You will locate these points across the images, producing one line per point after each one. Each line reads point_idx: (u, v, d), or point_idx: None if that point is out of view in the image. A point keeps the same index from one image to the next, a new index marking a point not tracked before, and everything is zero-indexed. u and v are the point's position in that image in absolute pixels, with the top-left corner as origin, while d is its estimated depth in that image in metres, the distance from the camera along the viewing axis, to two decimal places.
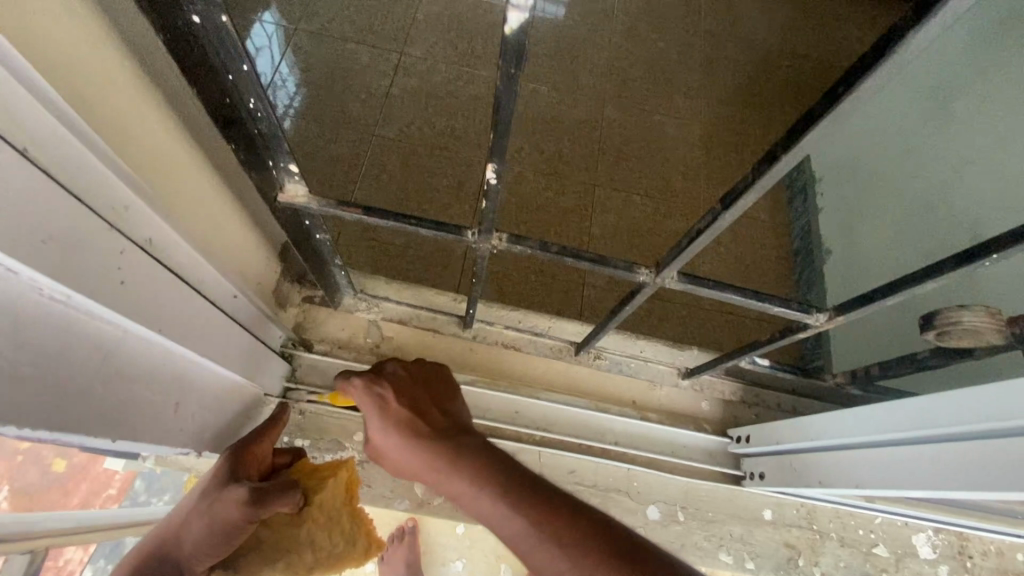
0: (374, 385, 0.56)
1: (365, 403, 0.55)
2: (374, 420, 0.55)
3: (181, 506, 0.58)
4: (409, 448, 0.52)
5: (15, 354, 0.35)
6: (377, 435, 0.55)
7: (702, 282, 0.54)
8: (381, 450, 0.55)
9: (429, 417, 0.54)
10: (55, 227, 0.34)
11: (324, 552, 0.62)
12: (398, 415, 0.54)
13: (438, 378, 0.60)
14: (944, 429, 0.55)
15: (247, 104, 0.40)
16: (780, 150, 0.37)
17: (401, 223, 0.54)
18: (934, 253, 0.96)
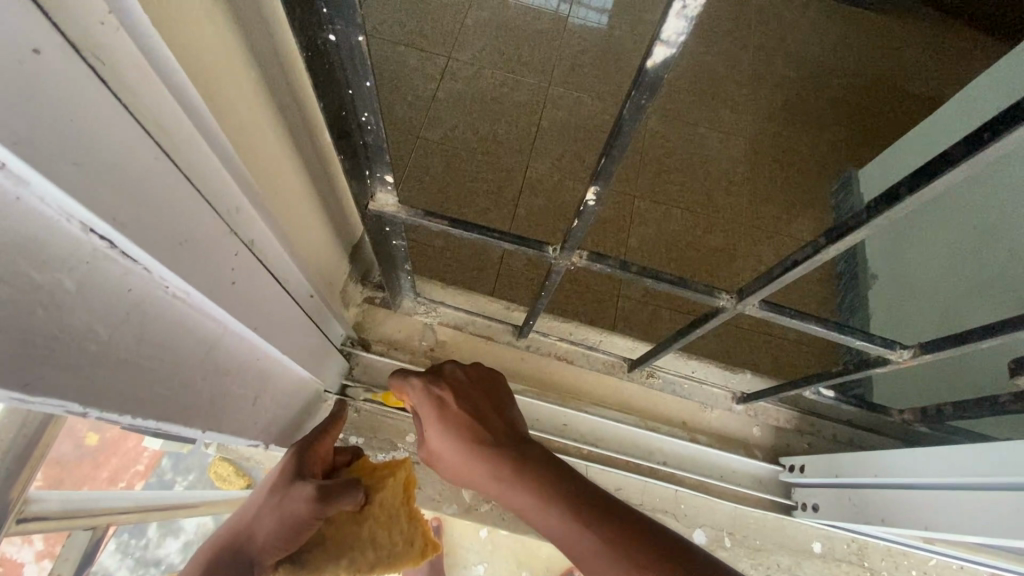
0: (435, 386, 0.61)
1: (427, 406, 0.60)
2: (434, 423, 0.59)
3: (250, 503, 0.58)
4: (475, 456, 0.56)
5: (140, 347, 0.37)
6: (439, 440, 0.59)
7: (782, 311, 0.54)
8: (439, 451, 0.59)
9: (489, 424, 0.58)
10: (191, 230, 0.35)
11: (384, 551, 0.62)
12: (458, 417, 0.58)
13: (492, 383, 0.63)
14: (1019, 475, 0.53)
15: (360, 116, 0.41)
16: (906, 191, 0.36)
17: (484, 235, 0.55)
18: (990, 294, 0.97)
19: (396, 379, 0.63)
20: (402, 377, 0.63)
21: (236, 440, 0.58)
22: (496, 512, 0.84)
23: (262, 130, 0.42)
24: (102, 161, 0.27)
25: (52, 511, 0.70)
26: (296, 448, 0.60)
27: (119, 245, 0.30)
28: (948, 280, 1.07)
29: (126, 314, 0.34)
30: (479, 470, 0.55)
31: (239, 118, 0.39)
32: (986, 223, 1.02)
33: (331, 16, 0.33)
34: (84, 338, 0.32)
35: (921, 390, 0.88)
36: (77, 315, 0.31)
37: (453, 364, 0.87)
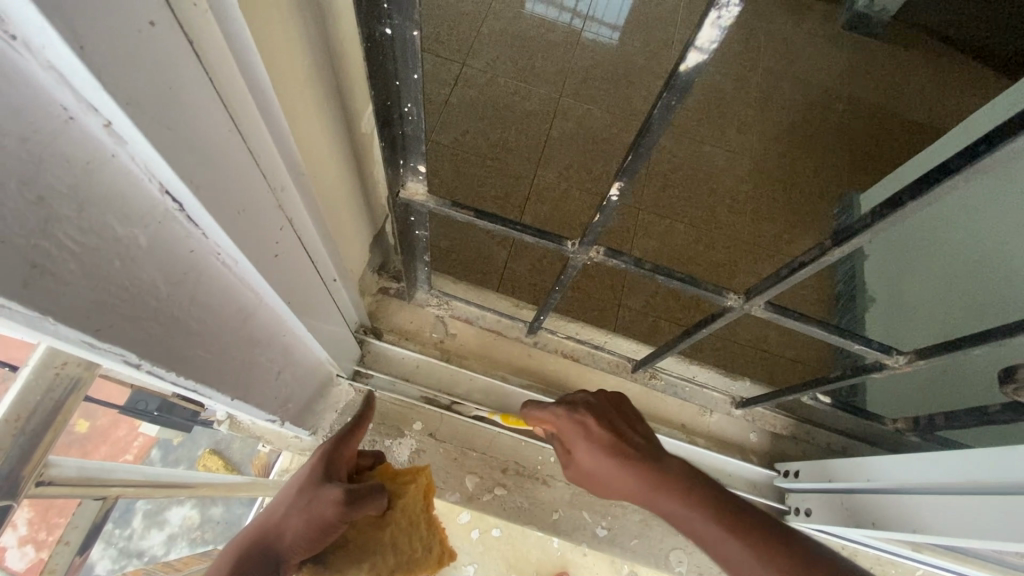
0: (573, 412, 0.71)
1: (576, 431, 0.69)
2: (585, 449, 0.68)
3: (276, 503, 0.59)
4: (641, 476, 0.64)
5: (191, 309, 0.39)
6: (593, 463, 0.68)
7: (786, 314, 0.57)
8: (595, 473, 0.68)
9: (637, 444, 0.67)
10: (248, 200, 0.38)
11: (404, 557, 0.65)
12: (607, 440, 0.67)
13: (617, 402, 0.73)
14: (1001, 479, 0.56)
15: (402, 107, 0.45)
16: (908, 198, 0.38)
17: (506, 227, 0.58)
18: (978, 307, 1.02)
19: (531, 408, 0.76)
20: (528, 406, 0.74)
21: (256, 413, 0.60)
22: (497, 501, 0.86)
23: (309, 114, 0.45)
24: (186, 127, 0.29)
25: (61, 477, 0.70)
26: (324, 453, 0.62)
27: (187, 208, 0.33)
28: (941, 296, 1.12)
29: (183, 275, 0.37)
30: (636, 489, 0.64)
31: (293, 100, 0.41)
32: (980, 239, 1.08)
33: (390, 12, 0.36)
34: (148, 294, 0.34)
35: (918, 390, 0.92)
36: (145, 271, 0.33)
37: (461, 357, 0.90)
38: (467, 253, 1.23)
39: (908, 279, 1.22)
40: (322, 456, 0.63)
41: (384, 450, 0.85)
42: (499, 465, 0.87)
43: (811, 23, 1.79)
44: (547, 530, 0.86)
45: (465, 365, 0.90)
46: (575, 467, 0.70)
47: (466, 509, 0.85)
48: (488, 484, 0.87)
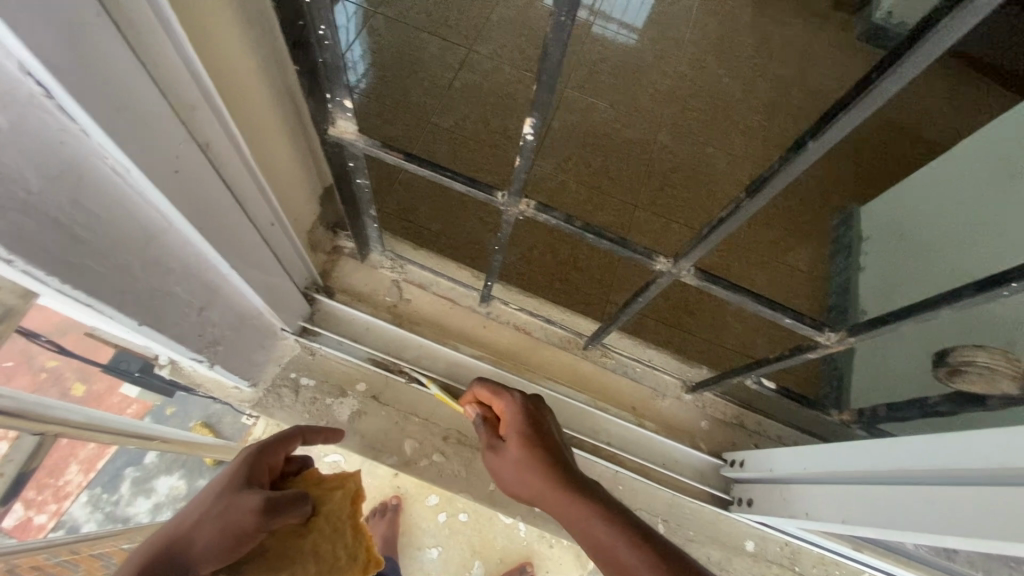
0: (518, 407, 0.72)
1: (518, 416, 0.71)
2: (518, 434, 0.69)
3: (187, 515, 0.53)
4: (556, 482, 0.64)
5: (72, 212, 0.39)
6: (514, 463, 0.68)
7: (716, 282, 0.55)
8: (513, 472, 0.68)
9: (561, 453, 0.68)
10: (134, 101, 0.37)
11: (326, 566, 0.59)
12: (541, 433, 0.69)
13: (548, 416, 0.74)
14: (927, 466, 0.54)
15: (317, 30, 0.44)
16: (808, 138, 0.36)
17: (434, 172, 0.57)
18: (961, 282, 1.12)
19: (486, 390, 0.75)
20: (482, 386, 0.75)
21: (176, 349, 0.60)
22: (435, 468, 0.86)
23: (223, 30, 0.44)
24: None
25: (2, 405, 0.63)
26: (246, 458, 0.58)
27: (54, 93, 0.32)
28: (928, 284, 1.21)
29: (61, 171, 0.37)
30: (546, 483, 0.64)
31: (197, 7, 0.40)
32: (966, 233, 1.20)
33: None
34: (11, 181, 0.34)
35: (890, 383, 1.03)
36: (6, 154, 0.33)
37: (414, 323, 0.89)
38: (471, 238, 1.30)
39: (897, 277, 1.30)
40: (242, 463, 0.59)
41: (325, 408, 0.85)
42: (440, 432, 0.87)
43: (830, 32, 1.76)
44: (483, 501, 0.86)
45: (415, 330, 0.88)
46: (500, 449, 0.70)
47: (402, 473, 0.84)
48: (427, 450, 0.86)
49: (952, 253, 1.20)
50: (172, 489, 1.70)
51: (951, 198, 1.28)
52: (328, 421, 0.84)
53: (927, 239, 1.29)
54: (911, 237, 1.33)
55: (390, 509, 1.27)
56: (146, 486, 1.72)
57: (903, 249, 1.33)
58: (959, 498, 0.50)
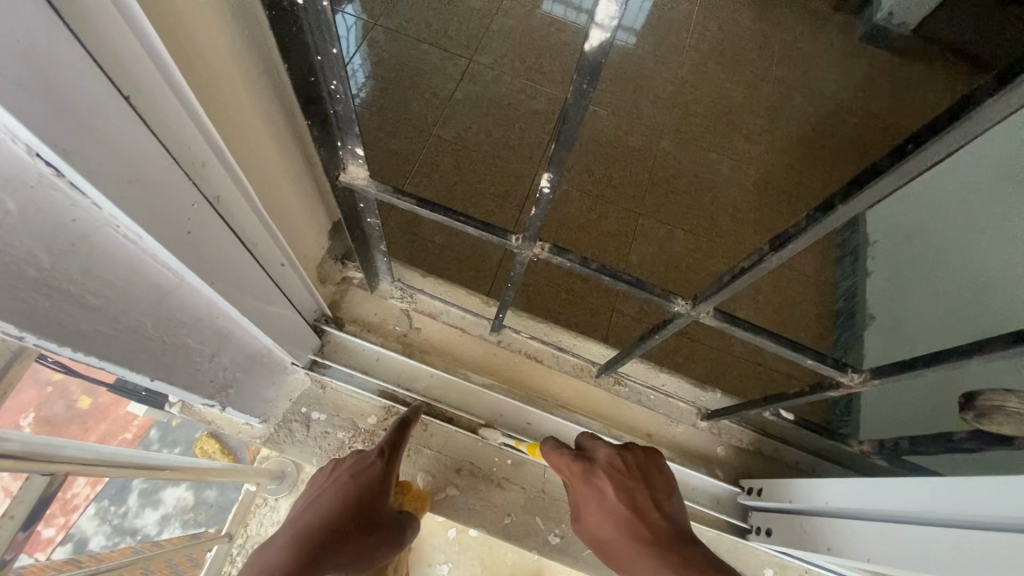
0: (591, 472, 0.74)
1: (587, 494, 0.74)
2: (594, 503, 0.73)
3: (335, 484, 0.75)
4: (633, 544, 0.69)
5: (86, 283, 0.38)
6: (598, 523, 0.73)
7: (736, 323, 0.54)
8: (602, 534, 0.73)
9: (643, 515, 0.71)
10: (145, 171, 0.36)
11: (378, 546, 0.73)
12: (624, 509, 0.71)
13: (648, 467, 0.76)
14: (951, 511, 0.53)
15: (328, 84, 0.42)
16: (838, 201, 0.35)
17: (449, 218, 0.56)
18: (973, 304, 1.10)
19: (550, 448, 0.77)
20: (553, 443, 0.78)
21: (189, 395, 0.59)
22: (448, 501, 0.84)
23: (235, 85, 0.43)
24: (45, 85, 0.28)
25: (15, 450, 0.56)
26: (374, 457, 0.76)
27: (65, 174, 0.31)
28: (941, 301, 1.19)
29: (72, 245, 0.36)
30: (631, 545, 0.69)
31: (208, 70, 0.40)
32: (970, 244, 1.17)
33: None
34: (22, 263, 0.33)
35: (902, 411, 1.02)
36: (18, 237, 0.32)
37: (424, 352, 0.88)
38: (476, 254, 1.29)
39: (907, 292, 1.28)
40: (379, 482, 0.75)
41: (337, 443, 0.85)
42: (452, 465, 0.86)
43: (827, 33, 1.73)
44: (498, 534, 0.84)
45: (426, 360, 0.88)
46: (582, 520, 0.76)
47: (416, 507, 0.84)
48: (440, 483, 0.85)
49: (966, 263, 1.16)
50: (180, 500, 1.57)
51: (950, 205, 1.24)
52: (343, 455, 0.84)
53: (932, 249, 1.26)
54: (915, 246, 1.30)
55: None
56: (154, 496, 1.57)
57: (909, 259, 1.30)
58: (983, 544, 0.48)
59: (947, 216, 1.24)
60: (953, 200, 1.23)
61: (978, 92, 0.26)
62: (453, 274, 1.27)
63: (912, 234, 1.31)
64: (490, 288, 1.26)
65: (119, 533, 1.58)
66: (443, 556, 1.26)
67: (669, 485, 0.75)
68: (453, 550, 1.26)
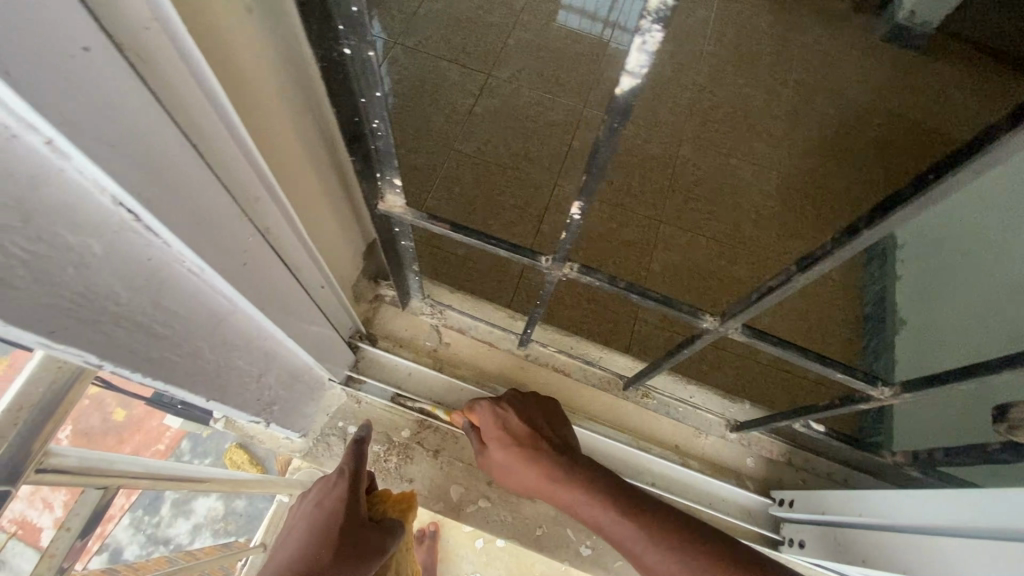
0: (498, 405, 0.79)
1: (490, 422, 0.78)
2: (497, 433, 0.78)
3: (307, 515, 0.72)
4: (539, 470, 0.73)
5: (155, 313, 0.41)
6: (499, 451, 0.77)
7: (764, 338, 0.55)
8: (503, 464, 0.77)
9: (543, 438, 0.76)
10: (209, 211, 0.39)
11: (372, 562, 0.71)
12: (531, 438, 0.76)
13: (546, 405, 0.82)
14: (987, 524, 0.53)
15: (370, 123, 0.45)
16: (862, 226, 0.37)
17: (482, 242, 0.59)
18: (1008, 312, 1.07)
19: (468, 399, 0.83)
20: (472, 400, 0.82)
21: (237, 413, 0.62)
22: (480, 513, 0.86)
23: (283, 124, 0.46)
24: (133, 145, 0.31)
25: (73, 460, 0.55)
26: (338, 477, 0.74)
27: (143, 219, 0.34)
28: (977, 308, 1.15)
29: (144, 282, 0.39)
30: (542, 478, 0.73)
31: (261, 113, 0.43)
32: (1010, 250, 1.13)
33: (345, 33, 0.37)
34: (104, 299, 0.36)
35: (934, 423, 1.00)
36: (103, 277, 0.35)
37: (454, 366, 0.91)
38: (497, 266, 1.32)
39: (942, 298, 1.25)
40: (350, 494, 0.73)
41: (372, 456, 0.87)
42: (484, 477, 0.88)
43: (846, 35, 1.72)
44: (529, 546, 0.86)
45: (457, 374, 0.90)
46: (484, 455, 0.79)
47: (450, 519, 0.86)
48: (473, 495, 0.87)
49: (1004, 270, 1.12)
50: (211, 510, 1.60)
51: (986, 209, 1.20)
52: (377, 468, 0.87)
53: (972, 254, 1.22)
54: (955, 250, 1.26)
55: (428, 536, 1.26)
56: (188, 505, 1.61)
57: (947, 263, 1.27)
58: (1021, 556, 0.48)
59: (985, 220, 1.20)
60: (991, 203, 1.19)
61: (993, 127, 0.28)
62: (476, 287, 1.29)
63: (949, 238, 1.28)
64: (511, 300, 1.29)
65: (154, 541, 1.54)
66: (473, 564, 1.28)
67: (564, 420, 0.81)
68: (481, 559, 1.28)
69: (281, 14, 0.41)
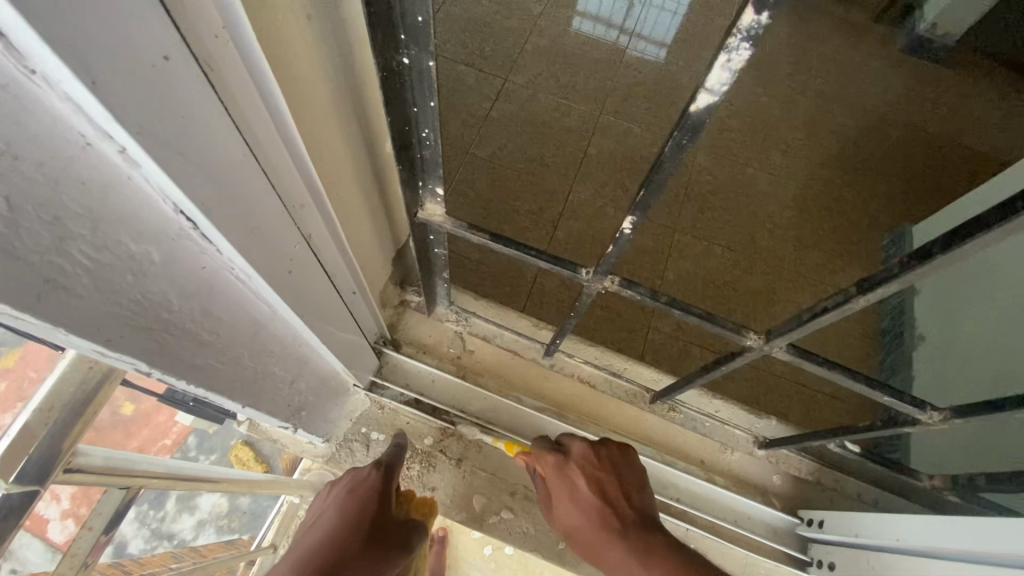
0: (566, 464, 0.76)
1: (560, 482, 0.76)
2: (566, 495, 0.75)
3: (336, 500, 0.74)
4: (599, 534, 0.71)
5: (203, 320, 0.41)
6: (568, 512, 0.75)
7: (810, 358, 0.54)
8: (571, 524, 0.75)
9: (611, 505, 0.73)
10: (262, 220, 0.39)
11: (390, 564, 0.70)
12: (598, 501, 0.73)
13: (620, 458, 0.77)
14: None
15: (420, 132, 0.45)
16: (936, 251, 0.36)
17: (522, 253, 0.58)
18: None
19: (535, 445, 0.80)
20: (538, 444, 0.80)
21: (268, 418, 0.61)
22: (503, 525, 0.86)
23: (330, 130, 0.46)
24: (201, 154, 0.30)
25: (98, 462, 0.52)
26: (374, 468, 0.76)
27: (201, 228, 0.34)
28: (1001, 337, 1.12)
29: (195, 289, 0.38)
30: (605, 544, 0.70)
31: (312, 120, 0.42)
32: None
33: (405, 42, 0.36)
34: (157, 306, 0.36)
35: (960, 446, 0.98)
36: (157, 284, 0.35)
37: (478, 374, 0.90)
38: (514, 271, 1.31)
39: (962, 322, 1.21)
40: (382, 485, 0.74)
41: None
42: (507, 488, 0.87)
43: (868, 44, 1.69)
44: (552, 559, 0.85)
45: (481, 383, 0.89)
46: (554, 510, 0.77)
47: (472, 529, 0.85)
48: (496, 506, 0.86)
49: None
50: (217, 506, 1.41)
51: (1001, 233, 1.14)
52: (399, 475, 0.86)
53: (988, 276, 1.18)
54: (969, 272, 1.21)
55: (437, 541, 1.26)
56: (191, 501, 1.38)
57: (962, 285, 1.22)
58: None
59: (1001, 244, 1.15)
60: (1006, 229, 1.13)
61: None
62: (493, 292, 1.29)
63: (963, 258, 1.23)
64: (527, 307, 1.28)
65: None
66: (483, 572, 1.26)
67: (642, 480, 0.76)
68: (491, 566, 1.26)
69: (335, 20, 0.41)
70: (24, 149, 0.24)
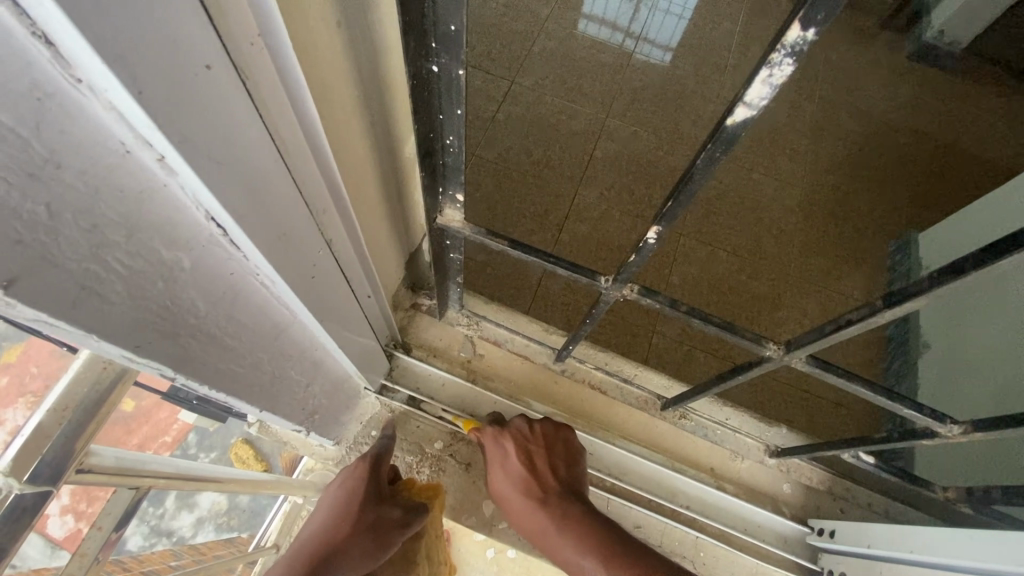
0: (502, 438, 0.79)
1: (493, 455, 0.79)
2: (497, 465, 0.79)
3: (329, 493, 0.73)
4: (526, 502, 0.77)
5: (227, 325, 0.41)
6: (497, 480, 0.79)
7: (830, 369, 0.54)
8: (498, 490, 0.80)
9: (539, 478, 0.77)
10: (289, 226, 0.39)
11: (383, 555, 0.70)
12: (528, 474, 0.77)
13: (555, 434, 0.81)
14: None
15: (445, 138, 0.45)
16: (970, 265, 0.36)
17: (541, 260, 0.58)
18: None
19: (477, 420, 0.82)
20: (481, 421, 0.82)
21: (283, 422, 0.61)
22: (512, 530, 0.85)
23: (354, 136, 0.46)
24: (236, 161, 0.30)
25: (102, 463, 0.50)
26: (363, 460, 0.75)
27: (231, 234, 0.33)
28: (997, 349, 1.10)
29: (222, 294, 0.38)
30: (534, 514, 0.76)
31: (338, 127, 0.42)
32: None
33: (437, 49, 0.36)
34: (184, 312, 0.36)
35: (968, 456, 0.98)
36: (185, 290, 0.35)
37: (488, 379, 0.90)
38: (521, 274, 1.30)
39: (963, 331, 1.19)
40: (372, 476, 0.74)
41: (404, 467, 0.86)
42: None
43: (877, 49, 1.67)
44: None
45: (490, 387, 0.89)
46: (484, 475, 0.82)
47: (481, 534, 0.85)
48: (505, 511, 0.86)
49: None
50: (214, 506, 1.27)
51: None
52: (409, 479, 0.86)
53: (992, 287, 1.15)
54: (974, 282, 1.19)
55: None
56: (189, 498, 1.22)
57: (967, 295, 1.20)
58: None
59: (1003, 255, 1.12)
60: None
61: None
62: (500, 295, 1.28)
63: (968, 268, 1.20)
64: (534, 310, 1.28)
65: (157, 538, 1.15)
66: None
67: (576, 454, 0.81)
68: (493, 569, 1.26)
69: (364, 27, 0.41)
70: (66, 157, 0.24)
